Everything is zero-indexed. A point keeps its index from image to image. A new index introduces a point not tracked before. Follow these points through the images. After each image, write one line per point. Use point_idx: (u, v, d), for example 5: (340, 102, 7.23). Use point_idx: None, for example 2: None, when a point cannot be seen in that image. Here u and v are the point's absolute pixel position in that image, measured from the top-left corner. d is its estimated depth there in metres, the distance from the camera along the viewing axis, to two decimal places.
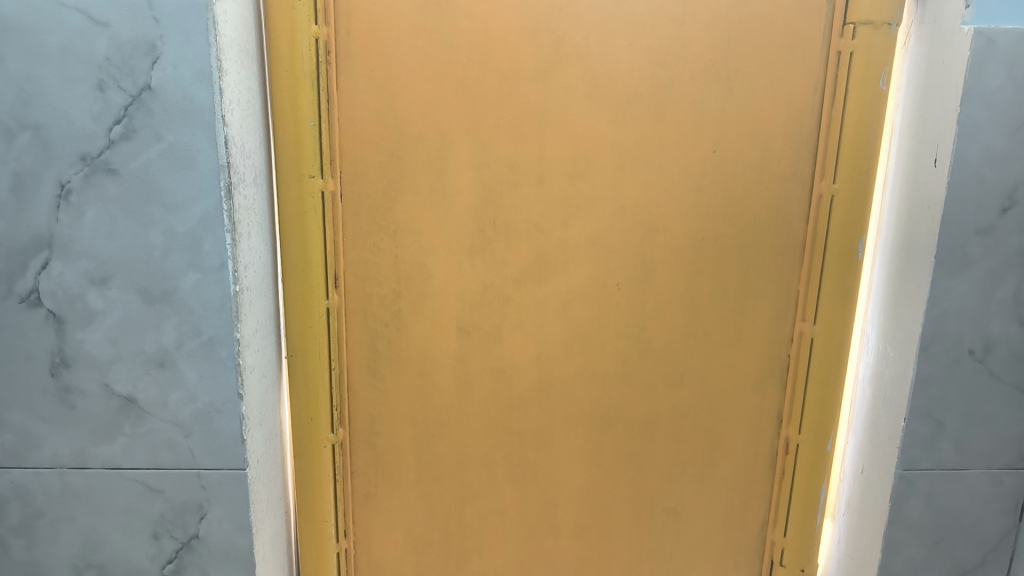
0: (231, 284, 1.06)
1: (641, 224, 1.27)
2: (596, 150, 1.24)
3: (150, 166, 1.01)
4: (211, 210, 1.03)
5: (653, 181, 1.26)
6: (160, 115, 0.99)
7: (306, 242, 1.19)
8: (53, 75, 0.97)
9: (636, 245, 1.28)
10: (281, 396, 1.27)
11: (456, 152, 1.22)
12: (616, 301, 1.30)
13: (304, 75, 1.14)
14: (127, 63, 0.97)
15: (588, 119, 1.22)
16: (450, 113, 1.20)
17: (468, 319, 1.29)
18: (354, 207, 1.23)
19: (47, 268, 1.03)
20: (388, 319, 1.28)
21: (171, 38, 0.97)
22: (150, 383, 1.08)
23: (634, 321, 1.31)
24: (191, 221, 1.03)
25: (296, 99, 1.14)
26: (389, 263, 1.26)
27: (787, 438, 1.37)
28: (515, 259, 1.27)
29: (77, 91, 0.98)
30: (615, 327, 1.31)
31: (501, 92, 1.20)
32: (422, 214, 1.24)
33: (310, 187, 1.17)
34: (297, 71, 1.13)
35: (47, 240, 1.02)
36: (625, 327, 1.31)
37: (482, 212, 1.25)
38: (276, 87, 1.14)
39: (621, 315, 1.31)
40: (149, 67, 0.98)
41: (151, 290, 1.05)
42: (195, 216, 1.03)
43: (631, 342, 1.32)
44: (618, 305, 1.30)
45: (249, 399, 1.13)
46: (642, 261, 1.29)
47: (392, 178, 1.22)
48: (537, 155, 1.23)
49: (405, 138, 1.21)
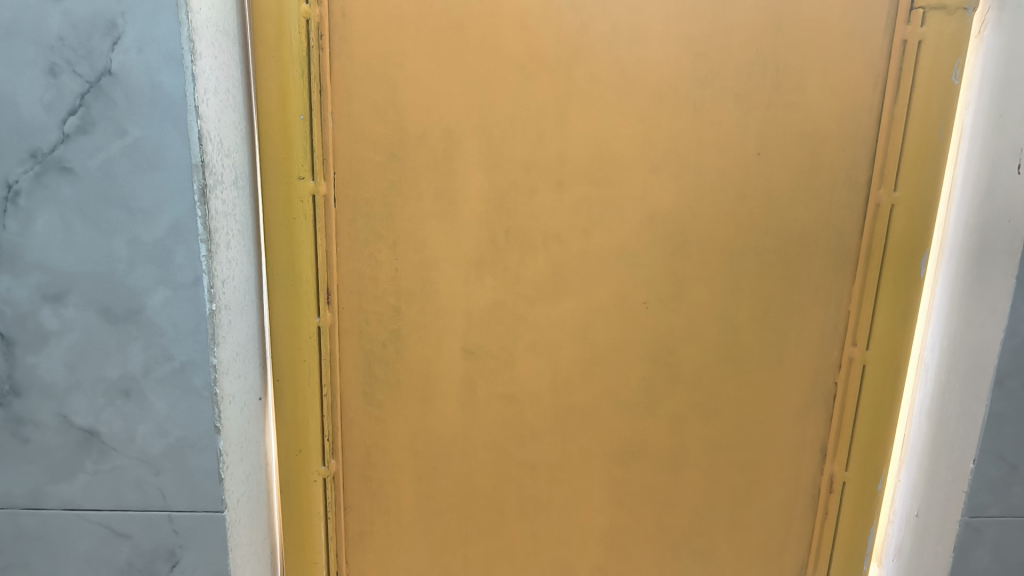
0: (206, 303, 0.91)
1: (673, 236, 1.13)
2: (624, 151, 1.09)
3: (112, 165, 0.86)
4: (183, 217, 0.88)
5: (687, 187, 1.11)
6: (123, 105, 0.85)
7: (295, 253, 1.06)
8: None
9: (666, 259, 1.13)
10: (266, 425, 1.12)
11: (464, 153, 1.08)
12: (643, 321, 1.16)
13: (292, 62, 1.00)
14: (84, 44, 0.83)
15: (615, 115, 1.08)
16: (460, 107, 1.06)
17: (476, 339, 1.14)
18: (350, 213, 1.09)
19: None
20: (387, 339, 1.14)
21: (135, 15, 0.82)
22: (114, 415, 0.94)
23: (662, 344, 1.17)
24: (160, 229, 0.89)
25: (281, 90, 1.00)
26: (388, 276, 1.12)
27: (832, 474, 1.22)
28: (530, 273, 1.12)
29: (26, 76, 0.84)
30: (640, 351, 1.17)
31: (517, 84, 1.06)
32: (426, 222, 1.10)
33: (299, 191, 1.04)
34: (285, 58, 1.00)
35: None
36: (651, 351, 1.17)
37: (493, 220, 1.10)
38: (261, 75, 1.00)
39: (648, 337, 1.16)
40: (108, 49, 0.83)
41: (114, 309, 0.91)
42: (165, 223, 0.88)
43: (658, 367, 1.18)
44: (645, 327, 1.16)
45: (228, 432, 0.99)
46: (672, 278, 1.14)
47: (392, 181, 1.08)
48: (556, 156, 1.09)
49: (407, 135, 1.06)
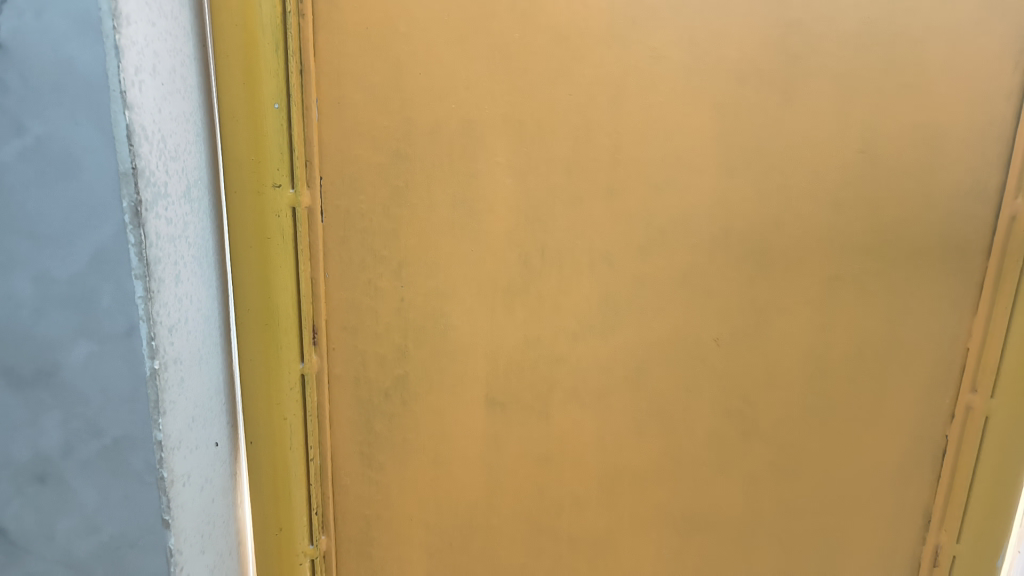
0: (145, 361, 0.67)
1: (751, 257, 0.89)
2: (692, 150, 0.85)
3: (7, 174, 0.62)
4: (109, 246, 0.64)
5: (770, 195, 0.87)
6: (19, 90, 0.60)
7: (270, 283, 0.81)
8: None
9: (743, 285, 0.90)
10: (240, 498, 0.88)
11: (489, 151, 0.83)
12: (711, 363, 0.92)
13: (263, 33, 0.74)
14: None
15: (683, 103, 0.83)
16: (483, 92, 0.81)
17: (502, 387, 0.91)
18: (340, 229, 0.84)
19: None
20: (390, 388, 0.90)
21: None
22: (25, 507, 0.70)
23: (734, 390, 0.94)
24: (78, 262, 0.64)
25: (246, 71, 0.75)
26: (391, 310, 0.88)
27: (938, 546, 0.99)
28: (571, 304, 0.89)
29: None
30: (707, 399, 0.93)
31: (558, 63, 0.81)
32: (440, 240, 0.86)
33: (274, 203, 0.79)
34: (254, 29, 0.74)
35: None
36: (720, 399, 0.94)
37: (525, 238, 0.87)
38: (222, 49, 0.74)
39: (716, 382, 0.93)
40: None
41: (19, 369, 0.66)
42: (85, 254, 0.64)
43: (728, 418, 0.95)
44: (713, 369, 0.92)
45: (183, 522, 0.75)
46: (749, 308, 0.90)
47: (396, 188, 0.84)
48: (606, 155, 0.85)
49: (414, 128, 0.82)
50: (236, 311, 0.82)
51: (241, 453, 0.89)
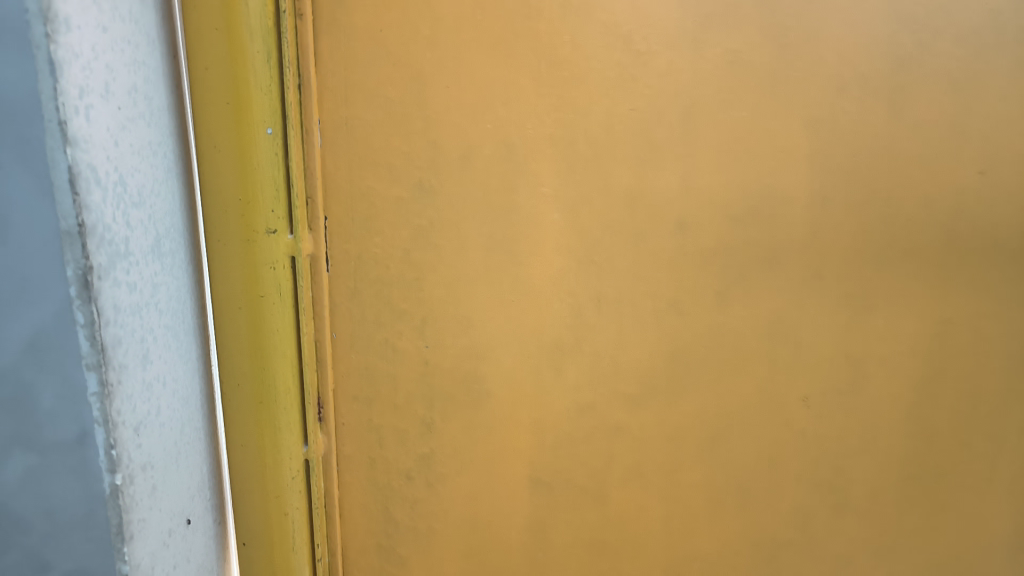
0: (104, 476, 0.48)
1: (844, 302, 0.74)
2: (778, 175, 0.69)
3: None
4: (51, 328, 0.45)
5: (871, 226, 0.72)
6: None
7: (266, 352, 0.64)
8: None
9: (834, 335, 0.75)
10: None
11: (533, 179, 0.68)
12: (795, 428, 0.77)
13: (250, 35, 0.57)
14: None
15: (769, 117, 0.68)
16: (527, 109, 0.66)
17: (549, 463, 0.75)
18: (350, 280, 0.69)
19: None
20: (412, 469, 0.74)
21: None
22: None
23: (820, 460, 0.79)
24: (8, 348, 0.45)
25: (231, 85, 0.58)
26: (414, 376, 0.72)
27: None
28: (632, 362, 0.73)
29: None
30: (789, 471, 0.79)
31: (618, 70, 0.65)
32: (473, 290, 0.70)
33: (269, 252, 0.62)
34: (239, 32, 0.57)
35: None
36: (804, 469, 0.79)
37: (578, 284, 0.71)
38: (196, 59, 0.57)
39: (801, 450, 0.78)
40: None
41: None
42: (18, 337, 0.45)
43: (813, 491, 0.80)
44: (796, 436, 0.78)
45: None
46: (840, 363, 0.76)
47: (418, 227, 0.68)
48: (676, 183, 0.69)
49: (442, 155, 0.66)
50: (223, 386, 0.65)
51: (229, 559, 0.71)
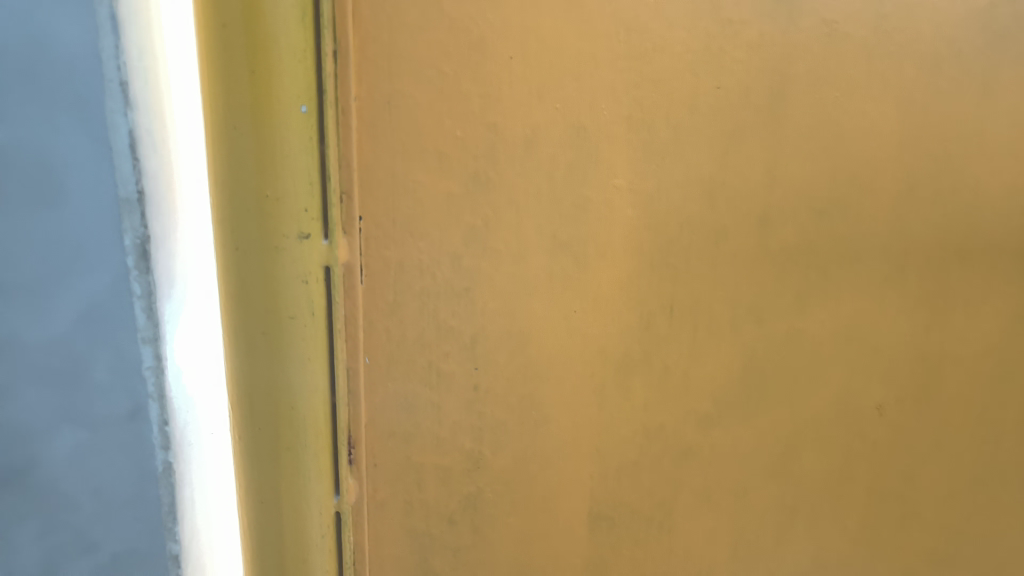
0: (158, 453, 0.51)
1: (926, 301, 0.68)
2: (867, 162, 0.62)
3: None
4: (106, 298, 0.46)
5: (954, 220, 0.66)
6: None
7: (285, 385, 0.52)
8: None
9: (912, 337, 0.69)
10: None
11: (604, 170, 0.58)
12: (866, 437, 0.71)
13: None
14: None
15: (864, 98, 0.61)
16: (602, 85, 0.56)
17: (610, 494, 0.66)
18: (390, 292, 0.56)
19: None
20: (456, 512, 0.63)
21: None
22: None
23: (892, 471, 0.73)
24: (58, 323, 0.46)
25: (242, 47, 0.46)
26: (461, 405, 0.61)
27: None
28: (704, 377, 0.65)
29: None
30: (860, 484, 0.73)
31: (705, 41, 0.56)
32: (532, 300, 0.60)
33: (297, 266, 0.50)
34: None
35: None
36: (873, 482, 0.73)
37: (649, 289, 0.61)
38: (203, 24, 0.46)
39: (872, 461, 0.72)
40: None
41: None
42: (67, 312, 0.46)
43: (882, 504, 0.74)
44: (868, 446, 0.71)
45: None
46: (916, 366, 0.70)
47: (471, 228, 0.57)
48: (762, 172, 0.60)
49: (502, 139, 0.55)
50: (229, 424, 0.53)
51: None
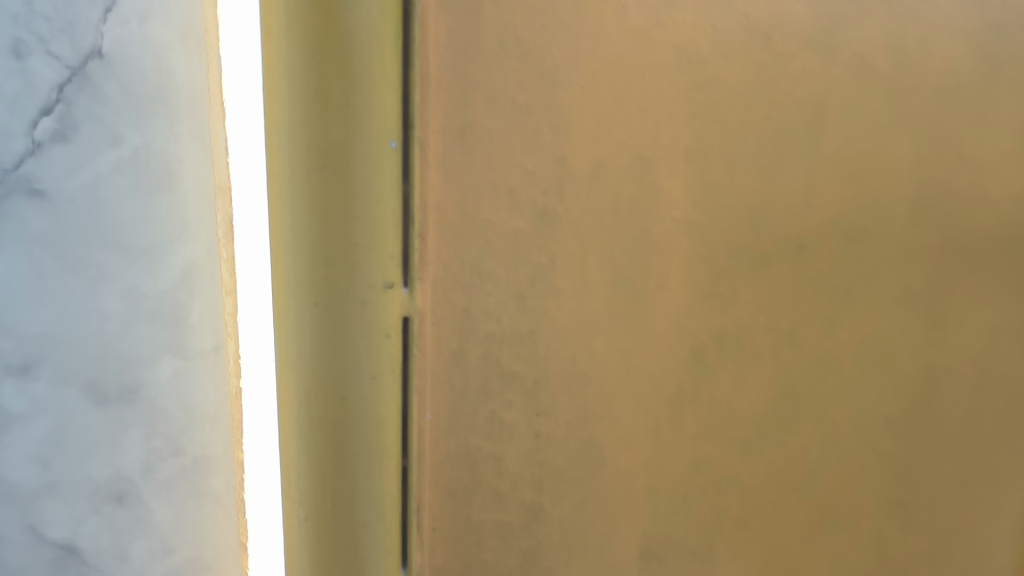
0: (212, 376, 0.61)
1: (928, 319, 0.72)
2: (885, 186, 0.65)
3: (99, 185, 0.57)
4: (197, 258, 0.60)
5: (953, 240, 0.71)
6: (119, 102, 0.57)
7: (361, 447, 0.49)
8: None
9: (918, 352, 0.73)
10: None
11: (664, 201, 0.56)
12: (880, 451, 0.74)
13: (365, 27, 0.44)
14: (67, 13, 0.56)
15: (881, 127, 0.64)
16: (666, 116, 0.54)
17: (661, 531, 0.64)
18: (453, 341, 0.52)
19: None
20: (515, 569, 0.59)
21: None
22: (102, 527, 0.61)
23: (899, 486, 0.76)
24: (170, 281, 0.59)
25: (328, 86, 0.44)
26: (521, 454, 0.57)
27: None
28: (746, 403, 0.65)
29: None
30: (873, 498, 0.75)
31: (756, 72, 0.57)
32: (593, 338, 0.57)
33: (377, 317, 0.47)
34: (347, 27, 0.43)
35: None
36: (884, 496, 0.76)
37: (701, 320, 0.61)
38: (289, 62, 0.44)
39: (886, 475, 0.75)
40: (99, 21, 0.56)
41: (102, 384, 0.59)
42: (176, 273, 0.59)
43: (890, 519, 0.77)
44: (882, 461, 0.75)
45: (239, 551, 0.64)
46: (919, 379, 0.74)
47: (537, 266, 0.53)
48: (801, 199, 0.62)
49: (570, 174, 0.52)
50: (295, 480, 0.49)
51: None
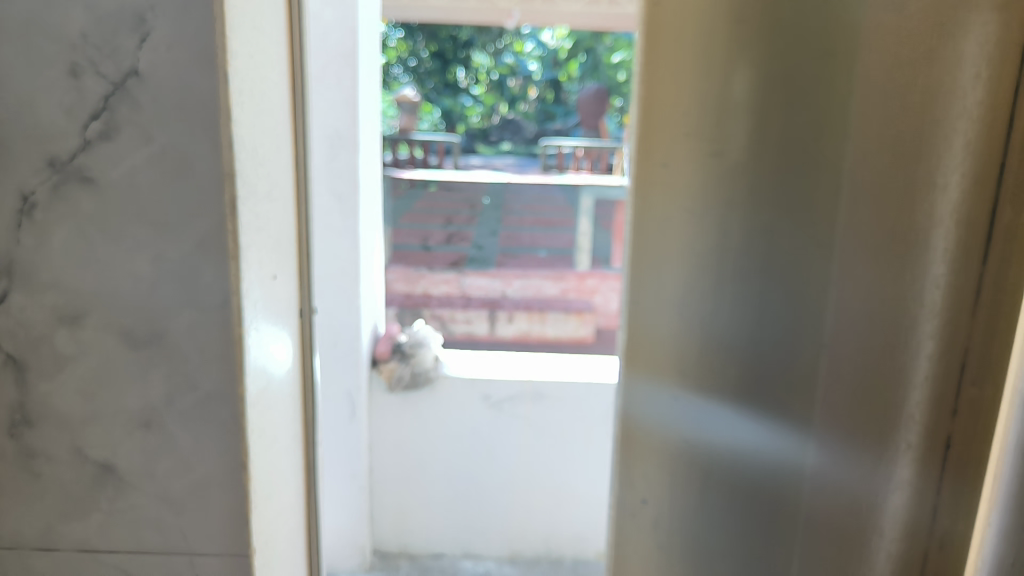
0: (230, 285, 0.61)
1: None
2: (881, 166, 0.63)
3: (137, 174, 0.58)
4: (212, 234, 0.58)
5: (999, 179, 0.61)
6: (152, 109, 0.57)
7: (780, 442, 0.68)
8: (17, 64, 0.56)
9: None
10: (287, 535, 0.73)
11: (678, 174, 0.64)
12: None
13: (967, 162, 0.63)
14: (110, 40, 0.56)
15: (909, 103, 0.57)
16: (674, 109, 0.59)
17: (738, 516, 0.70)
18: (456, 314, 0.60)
19: (6, 302, 0.60)
20: None
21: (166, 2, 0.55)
22: (134, 449, 0.63)
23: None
24: (187, 240, 0.59)
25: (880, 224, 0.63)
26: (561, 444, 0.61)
27: None
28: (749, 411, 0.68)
29: (44, 81, 0.57)
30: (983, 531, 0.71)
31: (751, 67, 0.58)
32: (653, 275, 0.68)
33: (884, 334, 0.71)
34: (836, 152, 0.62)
35: (6, 266, 0.60)
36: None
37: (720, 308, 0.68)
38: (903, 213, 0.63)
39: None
40: (136, 49, 0.56)
41: (133, 331, 0.60)
42: (192, 235, 0.58)
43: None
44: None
45: (262, 467, 0.66)
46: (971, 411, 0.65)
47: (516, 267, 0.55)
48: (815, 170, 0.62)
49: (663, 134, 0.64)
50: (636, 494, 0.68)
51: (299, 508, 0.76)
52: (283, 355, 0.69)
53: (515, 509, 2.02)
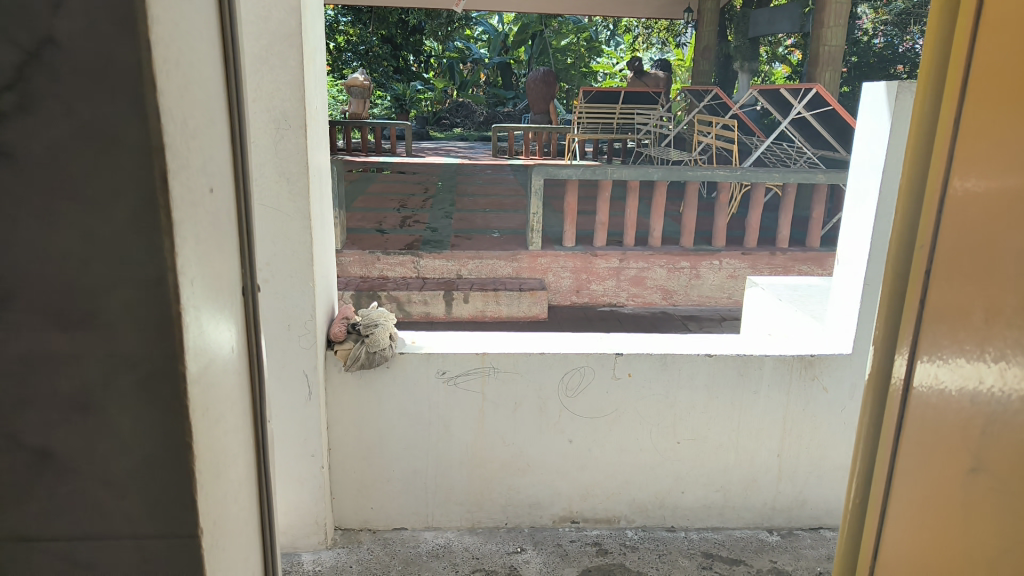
0: None
1: (920, 144, 0.67)
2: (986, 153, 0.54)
3: (59, 148, 0.55)
4: (142, 210, 0.56)
5: (941, 57, 0.64)
6: (69, 80, 0.54)
7: None
8: None
9: (901, 205, 0.69)
10: (232, 515, 0.73)
11: None
12: (879, 328, 0.71)
13: None
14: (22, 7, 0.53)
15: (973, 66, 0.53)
16: None
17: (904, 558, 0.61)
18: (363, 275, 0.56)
19: None
20: None
21: None
22: (72, 436, 0.60)
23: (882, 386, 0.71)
24: (116, 214, 0.57)
25: None
26: None
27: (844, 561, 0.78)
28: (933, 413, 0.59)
29: None
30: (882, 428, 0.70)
31: None
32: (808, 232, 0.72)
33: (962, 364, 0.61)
34: None
35: None
36: (871, 396, 0.72)
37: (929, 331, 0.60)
38: None
39: (871, 364, 0.73)
40: (48, 14, 0.53)
41: (63, 311, 0.58)
42: (120, 211, 0.56)
43: (860, 470, 0.72)
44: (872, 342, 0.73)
45: (204, 442, 0.65)
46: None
47: None
48: None
49: None
50: None
51: (239, 487, 0.75)
52: (225, 333, 0.71)
53: (474, 481, 2.07)
